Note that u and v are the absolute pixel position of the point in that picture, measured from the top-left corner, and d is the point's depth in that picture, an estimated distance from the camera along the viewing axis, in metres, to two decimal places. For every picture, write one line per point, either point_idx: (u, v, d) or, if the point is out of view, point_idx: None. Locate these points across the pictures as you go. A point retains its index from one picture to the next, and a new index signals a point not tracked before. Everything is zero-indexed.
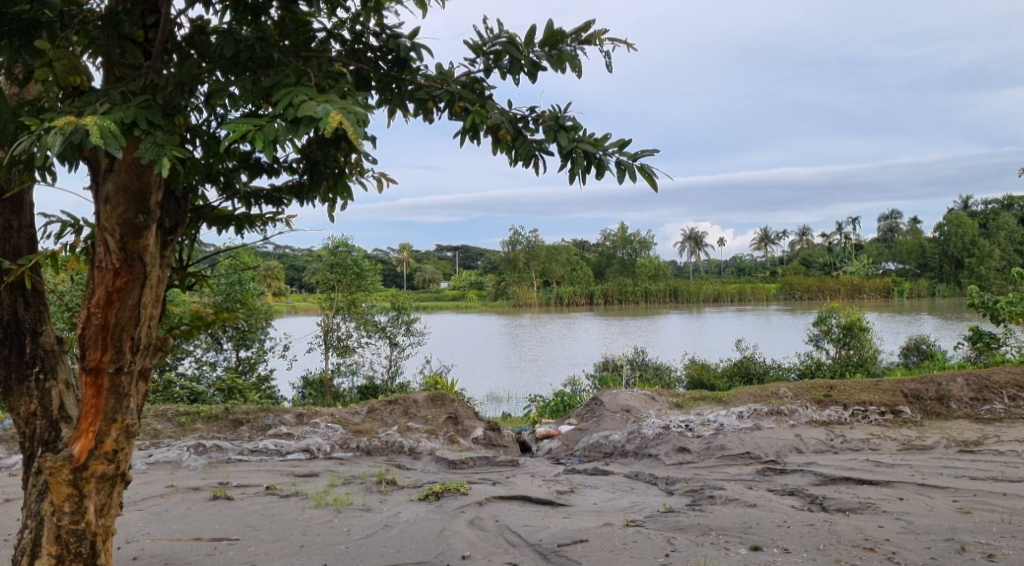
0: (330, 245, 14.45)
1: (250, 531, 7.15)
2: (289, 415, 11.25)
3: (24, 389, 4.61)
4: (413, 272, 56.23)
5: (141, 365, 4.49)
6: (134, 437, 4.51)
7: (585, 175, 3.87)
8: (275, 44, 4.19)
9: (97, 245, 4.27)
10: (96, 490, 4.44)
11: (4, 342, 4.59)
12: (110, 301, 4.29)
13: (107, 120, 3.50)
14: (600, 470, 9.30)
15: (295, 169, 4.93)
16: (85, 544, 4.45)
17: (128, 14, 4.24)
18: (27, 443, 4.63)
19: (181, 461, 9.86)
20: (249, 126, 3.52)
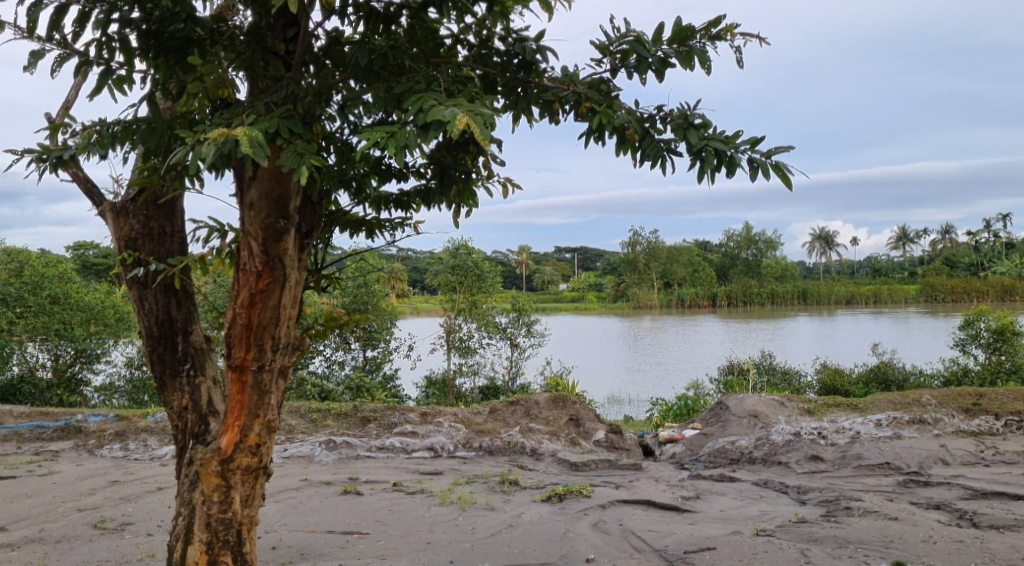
0: (451, 246, 14.59)
1: (379, 526, 7.36)
2: (414, 414, 11.53)
3: (178, 384, 4.92)
4: (532, 274, 56.66)
5: (281, 363, 4.71)
6: (275, 431, 4.74)
7: (715, 174, 3.79)
8: (406, 51, 4.30)
9: (241, 249, 4.48)
10: (241, 481, 4.68)
11: (159, 341, 4.91)
12: (252, 302, 4.49)
13: (253, 130, 3.68)
14: (726, 477, 9.05)
15: (423, 173, 5.04)
16: (232, 532, 4.71)
17: (270, 28, 4.45)
18: (180, 436, 4.93)
19: (313, 456, 10.30)
20: (383, 133, 3.62)
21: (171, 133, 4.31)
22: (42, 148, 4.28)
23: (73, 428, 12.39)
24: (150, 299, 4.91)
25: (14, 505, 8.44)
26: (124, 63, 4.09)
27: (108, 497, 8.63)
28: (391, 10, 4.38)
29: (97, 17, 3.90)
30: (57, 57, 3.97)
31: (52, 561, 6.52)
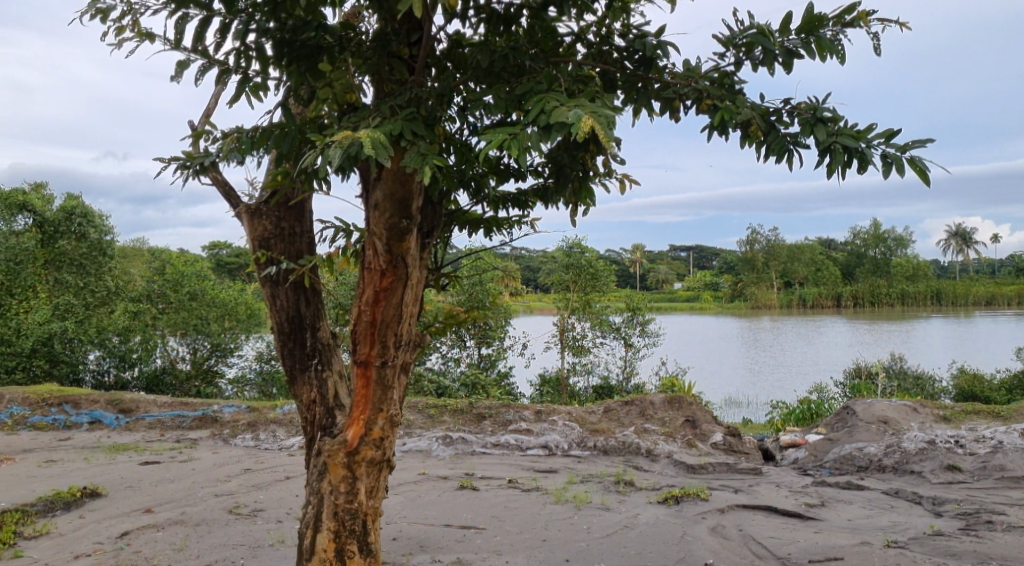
0: (565, 245, 14.59)
1: (496, 521, 7.45)
2: (528, 411, 11.63)
3: (307, 377, 5.13)
4: (646, 273, 56.00)
5: (403, 360, 4.84)
6: (398, 425, 4.86)
7: (845, 170, 3.63)
8: (527, 51, 4.33)
9: (366, 248, 4.62)
10: (366, 473, 4.83)
11: (289, 336, 5.13)
12: (377, 299, 4.64)
13: (378, 133, 3.79)
14: (853, 485, 8.67)
15: (540, 173, 5.05)
16: (357, 522, 4.87)
17: (395, 33, 4.58)
18: (309, 428, 5.14)
19: (430, 450, 10.53)
20: (503, 134, 3.65)
21: (302, 137, 4.49)
22: (187, 155, 4.56)
23: (209, 418, 13.16)
24: (281, 296, 5.14)
25: (158, 489, 9.04)
26: (259, 71, 4.29)
27: (241, 484, 9.10)
28: (511, 11, 4.40)
29: (236, 28, 4.10)
30: (200, 67, 4.21)
31: (192, 543, 6.93)
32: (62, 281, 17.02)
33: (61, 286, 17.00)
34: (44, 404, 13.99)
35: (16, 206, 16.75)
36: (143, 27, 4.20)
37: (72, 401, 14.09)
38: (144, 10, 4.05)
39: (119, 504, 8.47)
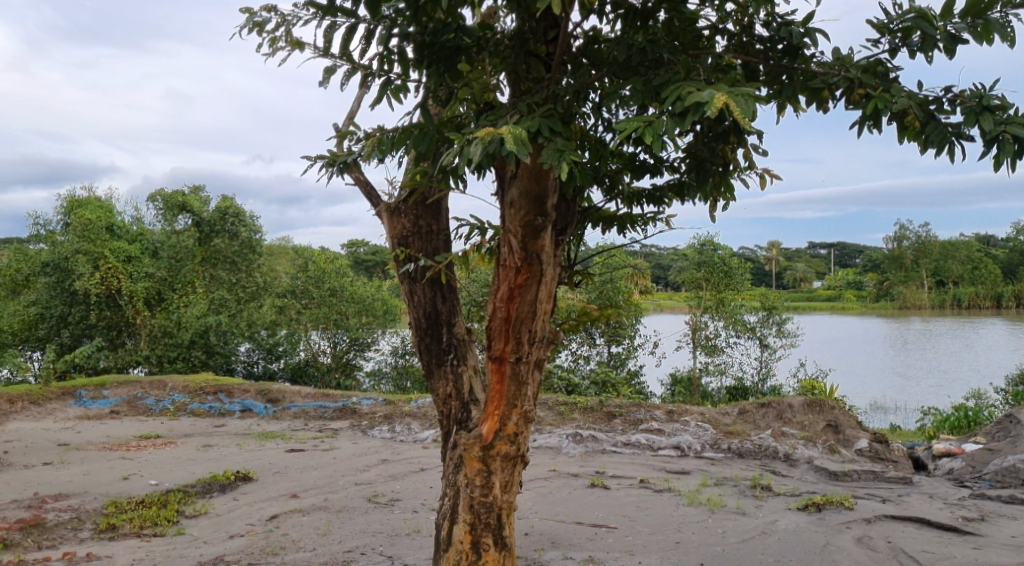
0: (697, 242, 14.24)
1: (627, 521, 7.38)
2: (660, 411, 11.50)
3: (443, 371, 5.23)
4: (783, 271, 53.97)
5: (537, 356, 4.85)
6: (532, 421, 4.89)
7: (1014, 161, 3.36)
8: (665, 44, 4.23)
9: (501, 245, 4.66)
10: (501, 468, 4.89)
11: (426, 332, 5.24)
12: (512, 296, 4.67)
13: (517, 128, 3.80)
14: (1017, 500, 8.03)
15: (677, 168, 4.93)
16: (493, 516, 4.93)
17: (533, 32, 4.59)
18: (445, 421, 5.24)
19: (561, 447, 10.54)
20: (639, 123, 3.58)
21: (440, 137, 4.57)
22: (331, 154, 4.73)
23: (349, 410, 13.72)
24: (419, 292, 5.26)
25: (303, 475, 9.50)
26: (401, 74, 4.40)
27: (379, 473, 9.43)
28: (649, 5, 4.31)
29: (380, 34, 4.21)
30: (346, 72, 4.36)
31: (335, 528, 7.23)
32: (217, 277, 18.29)
33: (216, 282, 18.28)
34: (201, 392, 15.03)
35: (178, 207, 18.02)
36: (293, 36, 4.39)
37: (226, 390, 15.03)
38: (295, 21, 4.24)
39: (267, 488, 8.96)
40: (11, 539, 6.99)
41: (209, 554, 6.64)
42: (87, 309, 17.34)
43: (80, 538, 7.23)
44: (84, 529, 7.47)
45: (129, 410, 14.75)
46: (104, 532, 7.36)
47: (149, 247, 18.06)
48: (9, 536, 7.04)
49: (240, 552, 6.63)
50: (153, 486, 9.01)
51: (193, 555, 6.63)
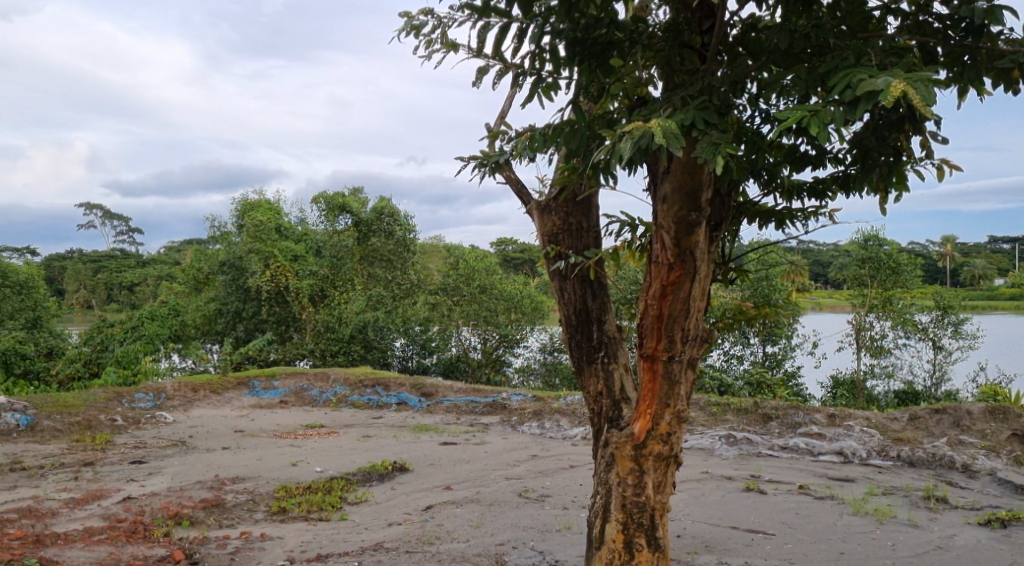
0: (861, 237, 13.48)
1: (787, 528, 7.08)
2: (820, 415, 10.98)
3: (594, 369, 5.19)
4: (957, 268, 50.22)
5: (690, 355, 4.74)
6: (685, 421, 4.79)
7: None
8: (831, 29, 4.01)
9: (654, 242, 4.57)
10: (653, 468, 4.80)
11: (577, 328, 5.21)
12: (665, 293, 4.58)
13: (670, 122, 3.71)
14: None
15: (841, 160, 4.64)
16: (646, 516, 4.84)
17: (688, 23, 4.48)
18: (597, 419, 5.20)
19: (714, 449, 10.26)
20: (803, 112, 3.40)
21: (592, 133, 4.48)
22: (484, 154, 4.78)
23: (500, 405, 13.96)
24: (569, 290, 5.23)
25: (456, 468, 9.75)
26: (552, 71, 4.40)
27: (530, 469, 9.53)
28: None
29: (533, 32, 4.23)
30: (498, 72, 4.41)
31: (487, 521, 7.37)
32: (375, 275, 19.04)
33: (374, 279, 19.05)
34: (361, 384, 15.76)
35: (338, 209, 18.94)
36: (449, 38, 4.50)
37: (383, 383, 15.66)
38: (450, 23, 4.35)
39: (424, 479, 9.26)
40: (195, 517, 7.59)
41: (369, 540, 6.93)
42: (259, 305, 18.62)
43: (256, 519, 7.76)
44: (258, 511, 8.01)
45: (297, 400, 15.71)
46: (276, 515, 7.86)
47: (313, 246, 19.11)
48: (194, 513, 7.64)
49: (399, 540, 6.88)
50: (319, 473, 9.53)
51: (355, 541, 6.96)
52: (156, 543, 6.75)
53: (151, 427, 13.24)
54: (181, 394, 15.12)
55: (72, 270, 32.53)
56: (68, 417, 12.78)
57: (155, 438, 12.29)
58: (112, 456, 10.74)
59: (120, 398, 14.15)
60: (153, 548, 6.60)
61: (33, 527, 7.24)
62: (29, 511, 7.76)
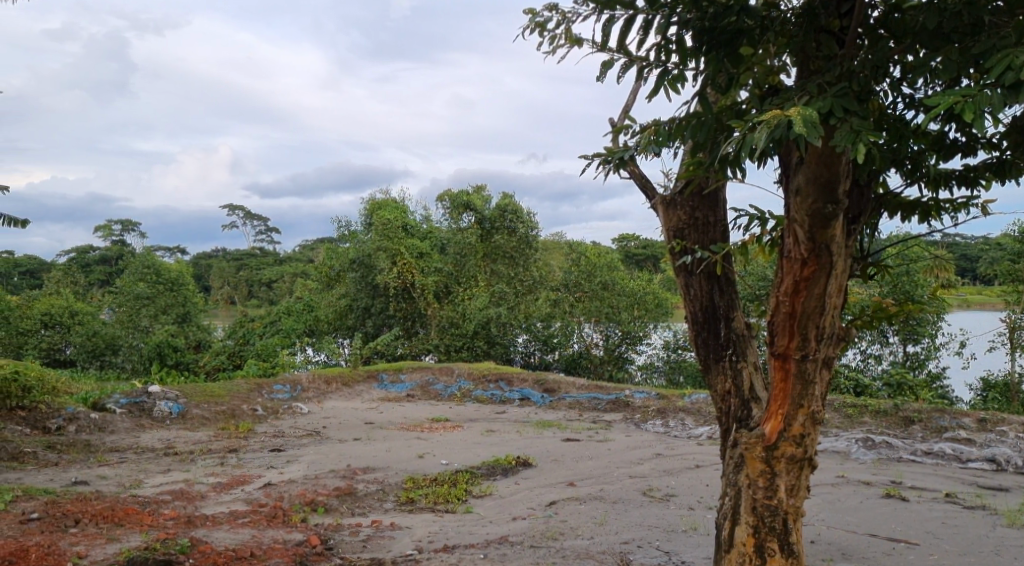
0: (1016, 230, 12.50)
1: (932, 538, 6.68)
2: (970, 419, 10.34)
3: (721, 368, 5.01)
4: None
5: (825, 354, 4.53)
6: (820, 423, 4.59)
7: None
8: (986, 5, 3.73)
9: (787, 236, 4.39)
10: (786, 470, 4.62)
11: (704, 326, 5.05)
12: (798, 290, 4.39)
13: (808, 111, 3.54)
14: None
15: (996, 146, 4.32)
16: (778, 521, 4.67)
17: (824, 6, 4.27)
18: (725, 418, 5.03)
19: (850, 452, 9.80)
20: (956, 98, 3.18)
21: (719, 125, 4.31)
22: (608, 150, 4.71)
23: (622, 402, 13.87)
24: (695, 285, 5.06)
25: (579, 464, 9.74)
26: (679, 63, 4.27)
27: (654, 468, 9.40)
28: None
29: (658, 22, 4.13)
30: (623, 65, 4.33)
31: (611, 519, 7.32)
32: (498, 271, 19.42)
33: (497, 276, 19.41)
34: (484, 379, 16.02)
35: (463, 206, 19.36)
36: (573, 34, 4.47)
37: (506, 378, 15.86)
38: (574, 18, 4.32)
39: (547, 475, 9.30)
40: (330, 505, 7.91)
41: (494, 533, 7.02)
42: (387, 301, 19.23)
43: (386, 508, 8.01)
44: (388, 500, 8.27)
45: (423, 394, 16.07)
46: (405, 505, 8.09)
47: (438, 243, 19.57)
48: (329, 501, 7.97)
49: (523, 534, 6.93)
50: (445, 466, 9.73)
51: (481, 533, 7.06)
52: (295, 528, 7.09)
53: (288, 417, 13.90)
54: (315, 386, 15.79)
55: (217, 268, 34.64)
56: (214, 406, 13.62)
57: (292, 427, 12.90)
58: (253, 444, 11.35)
59: (260, 389, 14.93)
60: (292, 533, 6.93)
61: (184, 508, 7.75)
62: (181, 494, 8.31)
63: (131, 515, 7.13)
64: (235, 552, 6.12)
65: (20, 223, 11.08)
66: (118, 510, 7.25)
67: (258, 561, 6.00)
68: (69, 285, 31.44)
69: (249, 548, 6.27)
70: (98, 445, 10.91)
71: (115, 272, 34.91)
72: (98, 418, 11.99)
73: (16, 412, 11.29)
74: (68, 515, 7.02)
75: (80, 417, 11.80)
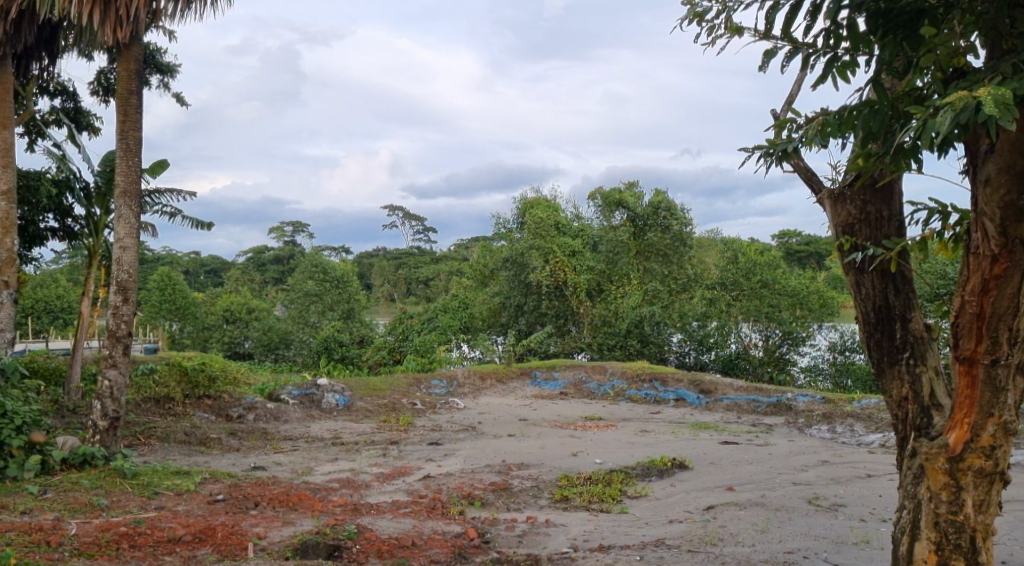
0: None
1: None
2: None
3: (897, 372, 4.65)
4: None
5: (1020, 359, 4.11)
6: (1013, 434, 4.18)
7: None
8: None
9: (974, 230, 4.02)
10: (973, 484, 4.26)
11: (877, 327, 4.69)
12: (987, 288, 4.02)
13: (1001, 91, 3.19)
14: None
15: None
16: (965, 538, 4.30)
17: None
18: (901, 425, 4.68)
19: None
20: None
21: (895, 112, 3.94)
22: (769, 142, 4.14)
23: (784, 406, 13.35)
24: (867, 284, 4.70)
25: (738, 469, 9.43)
26: (850, 48, 3.97)
27: (820, 475, 8.96)
28: None
29: (827, 5, 3.86)
30: (787, 52, 4.04)
31: (774, 527, 7.04)
32: (651, 270, 19.24)
33: (650, 274, 19.18)
34: (638, 379, 15.88)
35: (615, 204, 19.42)
36: (735, 23, 4.25)
37: (661, 378, 15.61)
38: (736, 5, 4.15)
39: (706, 478, 9.06)
40: (486, 499, 8.06)
41: (651, 535, 6.93)
42: (540, 299, 19.39)
43: (541, 505, 8.08)
44: (543, 497, 8.33)
45: (576, 392, 16.08)
46: (560, 503, 8.13)
47: (590, 241, 19.58)
48: (485, 496, 8.14)
49: (681, 538, 6.79)
50: (599, 465, 9.69)
51: (637, 534, 6.98)
52: (453, 520, 7.28)
53: (446, 411, 14.30)
54: (471, 382, 16.18)
55: (379, 266, 36.26)
56: (377, 399, 14.26)
57: (449, 422, 13.26)
58: (413, 437, 11.77)
59: (418, 384, 15.51)
60: (451, 524, 7.12)
61: (351, 496, 8.15)
62: (348, 482, 8.74)
63: (303, 500, 7.57)
64: (397, 541, 6.36)
65: (207, 226, 12.12)
66: (292, 495, 7.72)
67: (420, 551, 6.21)
68: (247, 283, 33.90)
69: (411, 538, 6.50)
70: (274, 433, 11.66)
71: (287, 271, 37.26)
72: (273, 408, 12.83)
73: (202, 400, 12.24)
74: (248, 498, 7.54)
75: (258, 407, 12.67)
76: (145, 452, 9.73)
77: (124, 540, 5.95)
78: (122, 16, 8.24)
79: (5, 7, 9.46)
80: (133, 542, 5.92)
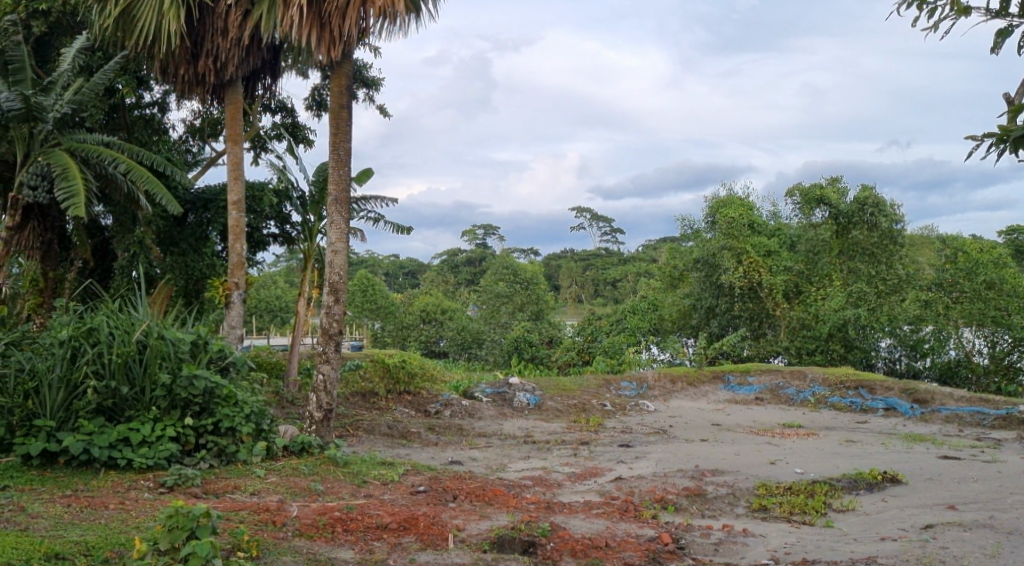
0: None
1: None
2: None
3: None
4: None
5: None
6: None
7: None
8: None
9: None
10: None
11: None
12: None
13: None
14: None
15: None
16: None
17: None
18: None
19: None
20: None
21: None
22: (1001, 128, 3.68)
23: (1016, 420, 12.13)
24: None
25: (960, 486, 8.63)
26: None
27: None
28: None
29: None
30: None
31: (1006, 552, 6.38)
32: (856, 269, 18.09)
33: (855, 274, 18.08)
34: (841, 386, 14.98)
35: (815, 201, 18.37)
36: (964, 2, 3.89)
37: (868, 386, 14.66)
38: None
39: (922, 494, 8.38)
40: (680, 504, 7.89)
41: (860, 552, 6.48)
42: (733, 301, 18.75)
43: (738, 513, 7.80)
44: (739, 505, 8.04)
45: (773, 398, 15.41)
46: (758, 512, 7.82)
47: (787, 240, 18.77)
48: (679, 500, 7.96)
49: (895, 557, 6.31)
50: (799, 475, 9.21)
51: (845, 551, 6.56)
52: (646, 523, 7.18)
53: (635, 414, 14.14)
54: (661, 384, 15.90)
55: (566, 267, 36.65)
56: (567, 399, 14.39)
57: (639, 424, 13.14)
58: (604, 438, 11.75)
59: (608, 385, 15.51)
60: (644, 528, 7.04)
61: (544, 494, 8.26)
62: (541, 480, 8.87)
63: (498, 496, 7.77)
64: (591, 541, 6.36)
65: (408, 231, 12.72)
66: (488, 490, 7.94)
67: (613, 552, 6.17)
68: (441, 285, 35.39)
69: (604, 539, 6.49)
70: (469, 429, 12.06)
71: (479, 272, 38.55)
72: (468, 405, 13.23)
73: (404, 395, 12.99)
74: (447, 491, 7.85)
75: (453, 403, 13.12)
76: (353, 442, 10.39)
77: (338, 523, 6.38)
78: (335, 36, 8.87)
79: (238, 35, 10.40)
80: (346, 526, 6.33)
